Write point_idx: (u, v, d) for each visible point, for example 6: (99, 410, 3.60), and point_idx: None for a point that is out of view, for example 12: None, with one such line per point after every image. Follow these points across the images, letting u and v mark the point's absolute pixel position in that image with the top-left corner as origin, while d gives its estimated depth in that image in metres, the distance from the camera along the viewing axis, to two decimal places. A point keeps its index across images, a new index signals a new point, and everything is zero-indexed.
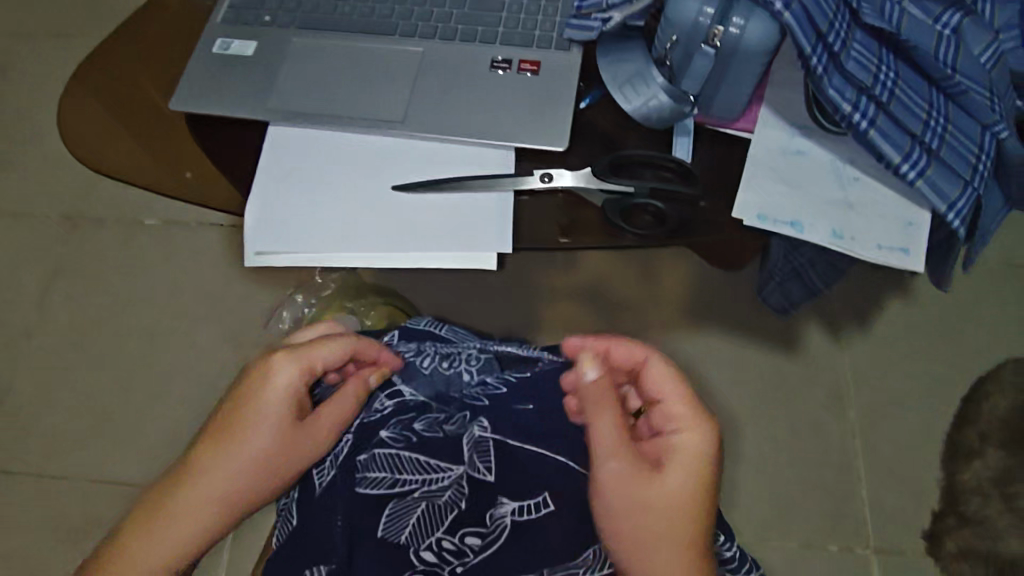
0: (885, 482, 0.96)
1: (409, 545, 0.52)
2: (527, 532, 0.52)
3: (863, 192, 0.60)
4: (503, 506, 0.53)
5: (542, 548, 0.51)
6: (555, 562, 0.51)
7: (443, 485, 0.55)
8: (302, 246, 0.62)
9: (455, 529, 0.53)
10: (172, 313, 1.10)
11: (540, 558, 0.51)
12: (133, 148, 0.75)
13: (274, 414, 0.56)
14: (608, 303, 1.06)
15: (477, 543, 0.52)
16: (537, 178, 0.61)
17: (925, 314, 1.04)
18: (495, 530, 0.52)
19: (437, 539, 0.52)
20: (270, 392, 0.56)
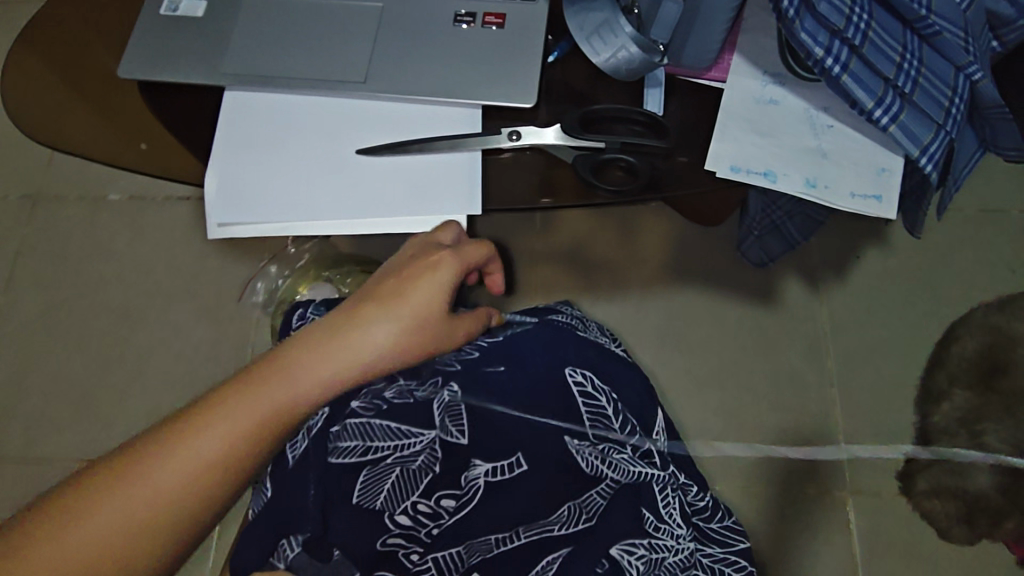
0: (861, 427, 0.98)
1: (383, 510, 0.54)
2: (500, 492, 0.55)
3: (837, 139, 0.59)
4: (477, 468, 0.55)
5: (512, 505, 0.55)
6: (531, 519, 0.54)
7: (416, 451, 0.56)
8: (266, 216, 0.60)
9: (429, 492, 0.55)
10: (144, 291, 1.07)
11: (516, 515, 0.54)
12: (85, 114, 0.71)
13: (403, 306, 0.51)
14: (586, 263, 1.05)
15: (452, 505, 0.54)
16: (505, 136, 0.59)
17: (901, 262, 1.05)
18: (470, 490, 0.55)
19: (412, 504, 0.54)
20: (428, 286, 0.52)
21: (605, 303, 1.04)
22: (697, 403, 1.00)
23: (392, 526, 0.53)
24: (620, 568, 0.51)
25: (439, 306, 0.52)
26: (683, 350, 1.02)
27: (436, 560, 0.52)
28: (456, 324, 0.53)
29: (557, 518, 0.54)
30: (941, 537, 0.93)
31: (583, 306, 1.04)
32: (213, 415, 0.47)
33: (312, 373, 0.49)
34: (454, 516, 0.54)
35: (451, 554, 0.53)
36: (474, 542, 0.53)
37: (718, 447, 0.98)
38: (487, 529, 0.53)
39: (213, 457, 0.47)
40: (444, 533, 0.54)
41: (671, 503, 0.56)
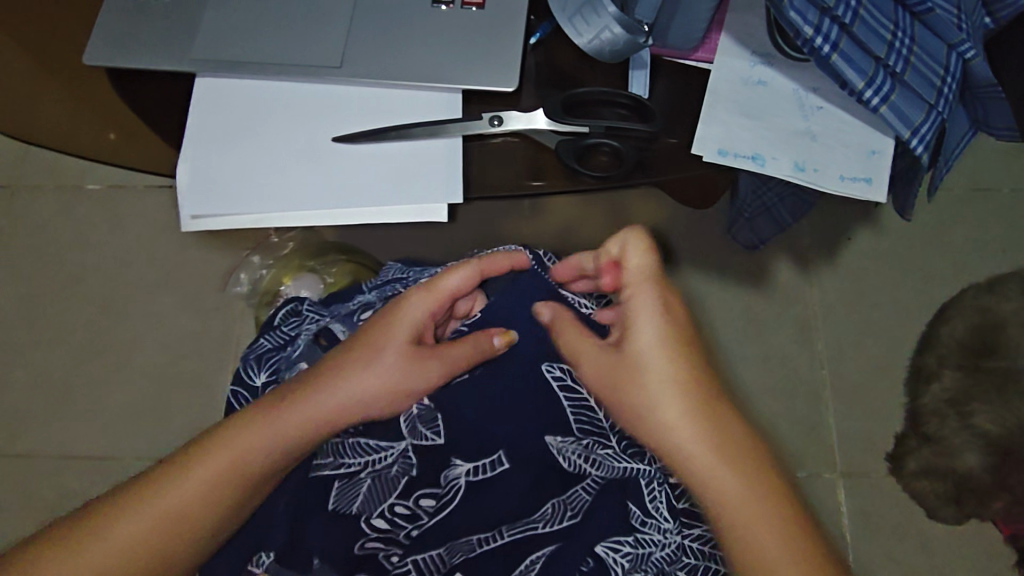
0: (851, 408, 0.98)
1: (361, 515, 0.56)
2: (479, 492, 0.55)
3: (827, 121, 0.58)
4: (457, 468, 0.55)
5: (491, 505, 0.55)
6: (512, 518, 0.56)
7: (389, 462, 0.56)
8: (241, 206, 0.59)
9: (406, 497, 0.56)
10: (126, 282, 1.05)
11: (496, 516, 0.56)
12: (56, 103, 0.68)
13: (372, 347, 0.54)
14: (575, 247, 1.04)
15: (429, 510, 0.55)
16: (486, 121, 0.58)
17: (891, 242, 1.04)
18: (446, 495, 0.55)
19: (388, 510, 0.55)
20: (396, 324, 0.54)
21: None
22: None
23: (370, 531, 0.55)
24: (605, 564, 0.56)
25: (406, 344, 0.54)
26: None
27: (416, 562, 0.56)
28: (423, 361, 0.54)
29: (541, 516, 0.56)
30: (929, 517, 0.93)
31: None
32: (193, 459, 0.51)
33: (284, 415, 0.52)
34: (431, 520, 0.55)
35: (434, 556, 0.56)
36: (454, 545, 0.55)
37: None
38: (467, 531, 0.55)
39: (186, 504, 0.50)
40: (423, 535, 0.56)
41: (658, 498, 0.58)
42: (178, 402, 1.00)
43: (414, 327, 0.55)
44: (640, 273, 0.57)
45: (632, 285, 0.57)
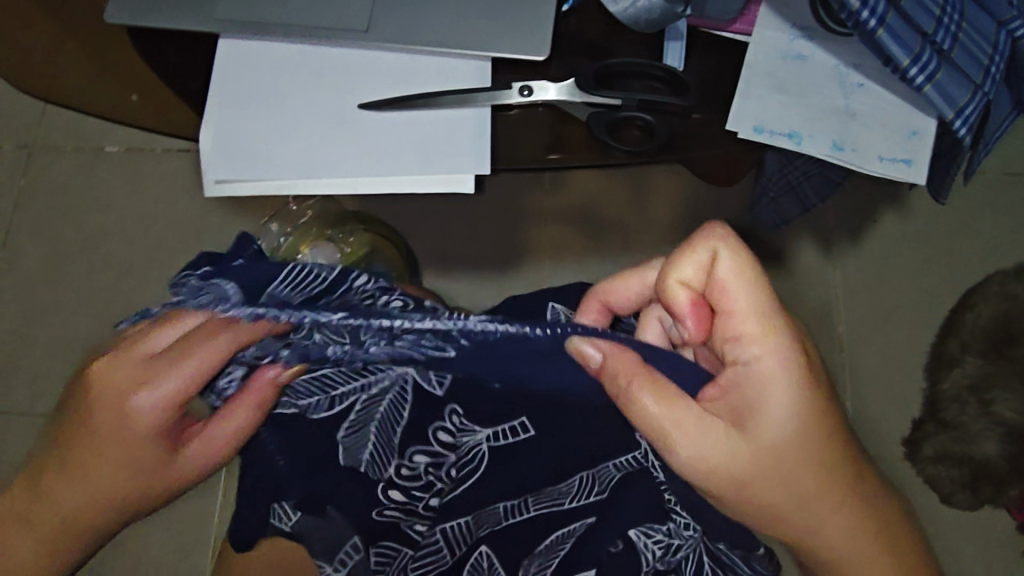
0: (869, 392, 0.98)
1: (382, 481, 0.55)
2: (512, 458, 0.54)
3: (867, 100, 0.56)
4: (479, 435, 0.53)
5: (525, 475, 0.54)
6: (540, 490, 0.54)
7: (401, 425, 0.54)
8: (265, 173, 0.58)
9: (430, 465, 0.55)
10: (145, 246, 1.05)
11: (524, 485, 0.54)
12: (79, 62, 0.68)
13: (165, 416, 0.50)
14: (594, 223, 1.03)
15: (454, 477, 0.55)
16: (515, 91, 0.56)
17: (918, 226, 1.02)
18: (471, 462, 0.55)
19: (409, 477, 0.55)
20: (148, 423, 0.50)
21: (613, 264, 1.02)
22: None
23: (386, 500, 0.55)
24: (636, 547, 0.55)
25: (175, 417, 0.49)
26: None
27: (444, 532, 0.56)
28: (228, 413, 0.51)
29: (567, 490, 0.54)
30: (943, 503, 0.93)
31: (591, 267, 1.01)
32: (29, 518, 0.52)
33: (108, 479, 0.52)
34: (453, 490, 0.55)
35: (461, 523, 0.56)
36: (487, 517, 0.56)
37: None
38: (494, 501, 0.55)
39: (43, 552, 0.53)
40: (448, 503, 0.56)
41: None
42: None
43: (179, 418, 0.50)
44: (746, 316, 0.49)
45: (732, 319, 0.50)
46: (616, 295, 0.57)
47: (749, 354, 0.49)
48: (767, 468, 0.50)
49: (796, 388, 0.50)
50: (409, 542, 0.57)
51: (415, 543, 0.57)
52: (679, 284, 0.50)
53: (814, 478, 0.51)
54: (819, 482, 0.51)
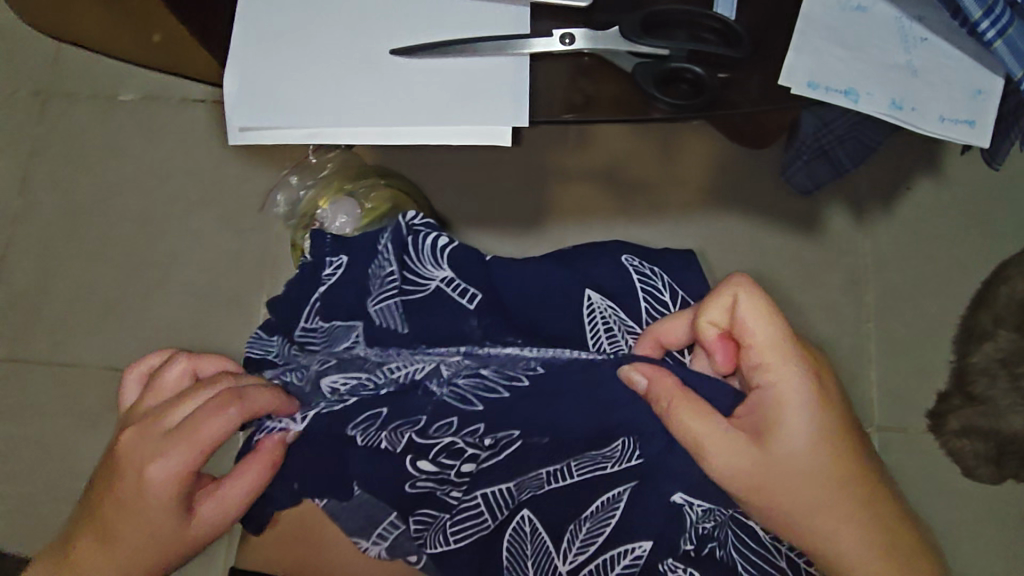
0: (895, 363, 0.96)
1: (406, 455, 0.53)
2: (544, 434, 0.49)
3: (930, 56, 0.53)
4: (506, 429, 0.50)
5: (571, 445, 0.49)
6: (582, 455, 0.50)
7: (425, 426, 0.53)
8: (291, 121, 0.55)
9: (448, 446, 0.52)
10: (161, 198, 1.04)
11: (564, 452, 0.50)
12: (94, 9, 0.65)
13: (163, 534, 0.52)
14: (621, 184, 1.00)
15: (477, 453, 0.52)
16: (557, 39, 0.53)
17: (955, 194, 0.99)
18: (496, 444, 0.51)
19: (428, 456, 0.53)
20: (150, 487, 0.50)
21: (638, 226, 0.99)
22: None
23: (417, 472, 0.54)
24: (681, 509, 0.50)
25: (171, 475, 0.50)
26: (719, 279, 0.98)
27: (485, 496, 0.54)
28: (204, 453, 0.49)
29: (609, 455, 0.50)
30: (966, 476, 0.92)
31: (616, 229, 0.99)
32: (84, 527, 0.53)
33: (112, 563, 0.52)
34: (481, 464, 0.53)
35: (502, 489, 0.53)
36: (523, 479, 0.52)
37: None
38: (535, 467, 0.51)
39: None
40: (478, 472, 0.53)
41: None
42: (214, 321, 1.00)
43: (177, 482, 0.50)
44: (771, 348, 0.47)
45: (764, 357, 0.48)
46: (670, 332, 0.54)
47: (777, 385, 0.47)
48: (800, 497, 0.47)
49: (818, 413, 0.48)
50: (443, 505, 0.55)
51: (451, 506, 0.55)
52: (709, 324, 0.49)
53: (844, 507, 0.48)
54: (862, 520, 0.48)
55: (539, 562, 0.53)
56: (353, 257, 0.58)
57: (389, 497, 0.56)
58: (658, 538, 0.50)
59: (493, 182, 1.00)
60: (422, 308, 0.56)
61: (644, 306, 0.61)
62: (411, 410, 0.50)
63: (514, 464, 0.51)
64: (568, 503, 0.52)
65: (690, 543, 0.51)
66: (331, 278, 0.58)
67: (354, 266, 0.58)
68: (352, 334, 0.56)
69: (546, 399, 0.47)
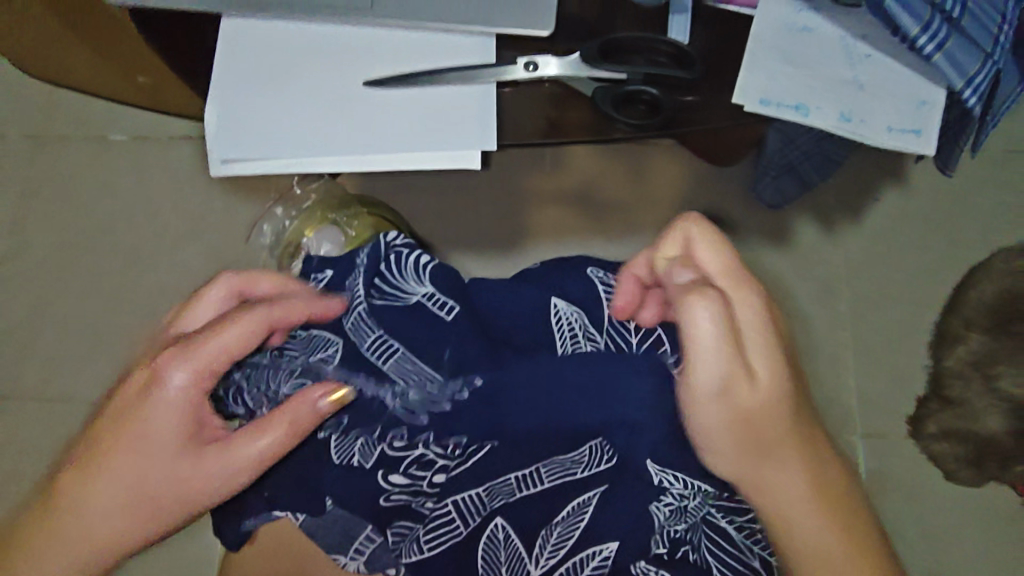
0: (873, 369, 0.98)
1: (377, 470, 0.52)
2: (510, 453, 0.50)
3: (875, 70, 0.56)
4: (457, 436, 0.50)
5: (531, 448, 0.50)
6: (551, 461, 0.51)
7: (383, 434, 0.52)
8: (270, 152, 0.58)
9: (418, 457, 0.52)
10: (149, 233, 1.05)
11: (531, 455, 0.50)
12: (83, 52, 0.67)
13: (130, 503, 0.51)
14: (598, 205, 1.03)
15: (446, 465, 0.52)
16: (521, 67, 0.56)
17: (921, 203, 1.02)
18: (463, 453, 0.51)
19: (399, 467, 0.52)
20: (158, 409, 0.51)
21: (616, 245, 1.02)
22: None
23: (388, 486, 0.53)
24: (650, 516, 0.52)
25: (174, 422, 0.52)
26: None
27: (456, 503, 0.53)
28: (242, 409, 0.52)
29: (579, 461, 0.52)
30: (947, 478, 0.94)
31: (594, 248, 1.01)
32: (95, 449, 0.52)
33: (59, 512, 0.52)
34: (452, 475, 0.52)
35: (472, 496, 0.52)
36: (497, 487, 0.52)
37: None
38: (503, 474, 0.51)
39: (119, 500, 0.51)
40: (449, 480, 0.52)
41: None
42: None
43: (188, 414, 0.52)
44: (725, 275, 0.46)
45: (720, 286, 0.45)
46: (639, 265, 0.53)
47: (735, 314, 0.45)
48: (759, 439, 0.46)
49: (768, 351, 0.45)
50: (417, 517, 0.54)
51: (423, 518, 0.54)
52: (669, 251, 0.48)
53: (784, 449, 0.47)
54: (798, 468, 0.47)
55: (513, 569, 0.54)
56: (336, 272, 0.63)
57: (363, 512, 0.54)
58: (627, 538, 0.52)
59: (474, 206, 1.03)
60: (402, 318, 0.56)
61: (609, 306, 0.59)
62: (371, 412, 0.53)
63: (484, 473, 0.51)
64: (539, 509, 0.53)
65: (662, 547, 0.53)
66: (317, 288, 0.63)
67: (335, 278, 0.62)
68: (323, 345, 0.57)
69: (493, 403, 0.50)
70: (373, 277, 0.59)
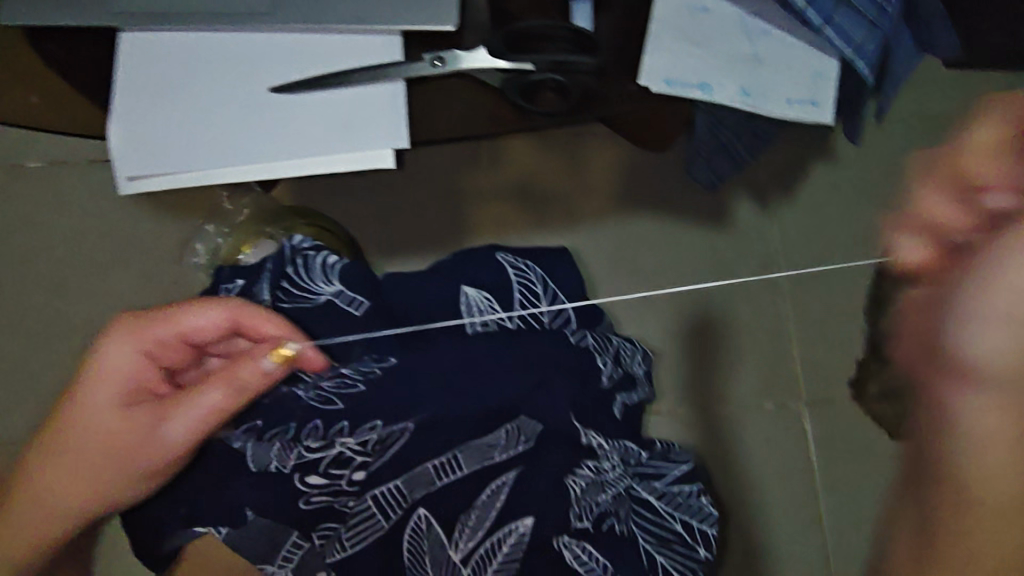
0: (813, 338, 1.01)
1: (295, 473, 0.55)
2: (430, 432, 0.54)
3: (772, 45, 0.57)
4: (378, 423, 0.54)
5: (448, 430, 0.55)
6: (467, 445, 0.54)
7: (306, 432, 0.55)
8: (179, 166, 0.57)
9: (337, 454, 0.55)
10: (78, 261, 1.02)
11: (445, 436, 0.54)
12: None
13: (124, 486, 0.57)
14: (536, 198, 1.03)
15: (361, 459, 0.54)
16: (427, 63, 0.56)
17: (848, 174, 1.05)
18: (384, 443, 0.54)
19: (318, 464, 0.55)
20: (102, 374, 0.56)
21: (556, 237, 1.02)
22: (654, 331, 1.00)
23: (307, 488, 0.55)
24: (571, 494, 0.54)
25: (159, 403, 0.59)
26: (638, 278, 1.01)
27: (376, 498, 0.54)
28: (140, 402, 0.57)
29: (496, 444, 0.55)
30: None
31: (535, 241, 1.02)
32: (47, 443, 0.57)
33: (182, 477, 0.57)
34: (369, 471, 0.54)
35: (392, 488, 0.54)
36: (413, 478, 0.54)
37: (677, 370, 0.99)
38: (420, 460, 0.54)
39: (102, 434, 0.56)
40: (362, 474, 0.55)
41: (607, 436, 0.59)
42: None
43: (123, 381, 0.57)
44: None
45: None
46: None
47: None
48: None
49: None
50: (340, 517, 0.55)
51: (346, 517, 0.55)
52: None
53: None
54: None
55: (437, 560, 0.52)
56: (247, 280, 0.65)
57: (278, 516, 0.55)
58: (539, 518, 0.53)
59: (412, 209, 1.02)
60: (312, 317, 0.62)
61: (517, 298, 0.64)
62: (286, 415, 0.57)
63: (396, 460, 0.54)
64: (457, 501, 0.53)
65: (585, 520, 0.54)
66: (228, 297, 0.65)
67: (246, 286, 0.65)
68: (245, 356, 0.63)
69: (406, 381, 0.56)
70: (282, 280, 0.64)
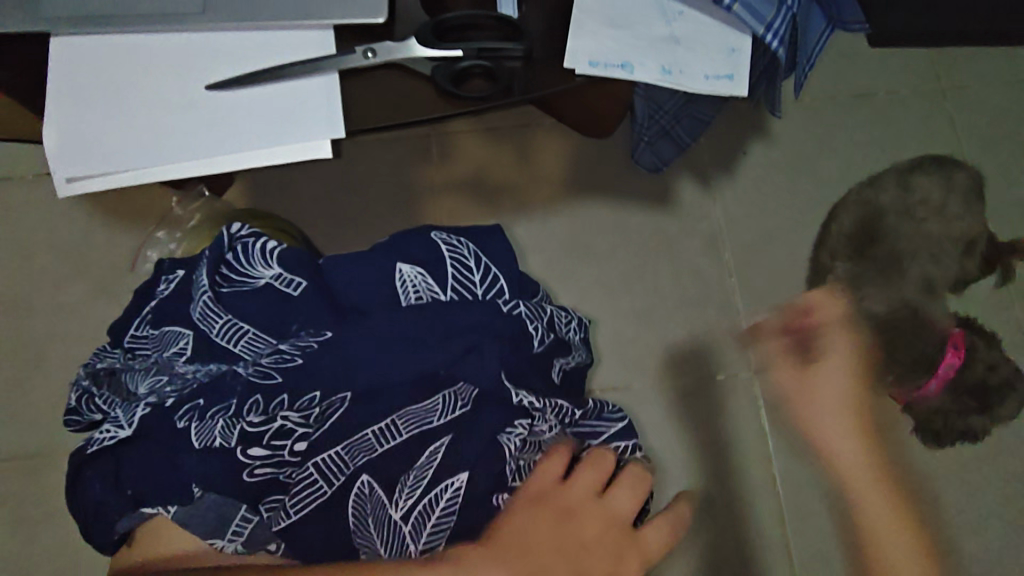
0: (760, 310, 1.05)
1: (238, 447, 0.55)
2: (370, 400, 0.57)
3: (688, 25, 0.61)
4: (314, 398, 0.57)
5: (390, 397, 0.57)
6: (404, 410, 0.57)
7: (248, 408, 0.57)
8: (118, 165, 0.57)
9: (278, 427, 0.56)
10: (26, 277, 1.01)
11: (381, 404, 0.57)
12: None
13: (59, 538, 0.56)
14: (487, 190, 1.05)
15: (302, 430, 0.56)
16: (358, 54, 0.57)
17: (784, 152, 1.10)
18: (325, 415, 0.57)
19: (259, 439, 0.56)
20: None
21: (509, 227, 1.05)
22: (607, 312, 1.03)
23: (250, 460, 0.56)
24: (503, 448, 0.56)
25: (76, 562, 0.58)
26: (589, 262, 1.04)
27: (316, 465, 0.55)
28: None
29: (433, 408, 0.57)
30: None
31: None
32: None
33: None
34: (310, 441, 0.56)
35: (332, 455, 0.55)
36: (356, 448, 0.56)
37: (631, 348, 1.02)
38: (358, 428, 0.56)
39: None
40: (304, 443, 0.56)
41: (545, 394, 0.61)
42: None
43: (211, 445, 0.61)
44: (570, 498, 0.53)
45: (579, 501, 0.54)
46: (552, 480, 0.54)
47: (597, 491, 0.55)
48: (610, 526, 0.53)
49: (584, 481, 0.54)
50: (284, 487, 0.57)
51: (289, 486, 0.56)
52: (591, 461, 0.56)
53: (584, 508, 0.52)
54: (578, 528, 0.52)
55: (377, 519, 0.55)
56: (187, 270, 0.67)
57: (228, 490, 0.55)
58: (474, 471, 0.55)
59: (365, 206, 1.03)
60: (248, 299, 0.62)
61: (451, 272, 0.63)
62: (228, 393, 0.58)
63: (339, 429, 0.56)
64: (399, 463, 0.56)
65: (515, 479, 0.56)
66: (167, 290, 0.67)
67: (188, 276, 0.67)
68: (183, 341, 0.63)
69: (340, 348, 0.58)
70: (220, 266, 0.64)
